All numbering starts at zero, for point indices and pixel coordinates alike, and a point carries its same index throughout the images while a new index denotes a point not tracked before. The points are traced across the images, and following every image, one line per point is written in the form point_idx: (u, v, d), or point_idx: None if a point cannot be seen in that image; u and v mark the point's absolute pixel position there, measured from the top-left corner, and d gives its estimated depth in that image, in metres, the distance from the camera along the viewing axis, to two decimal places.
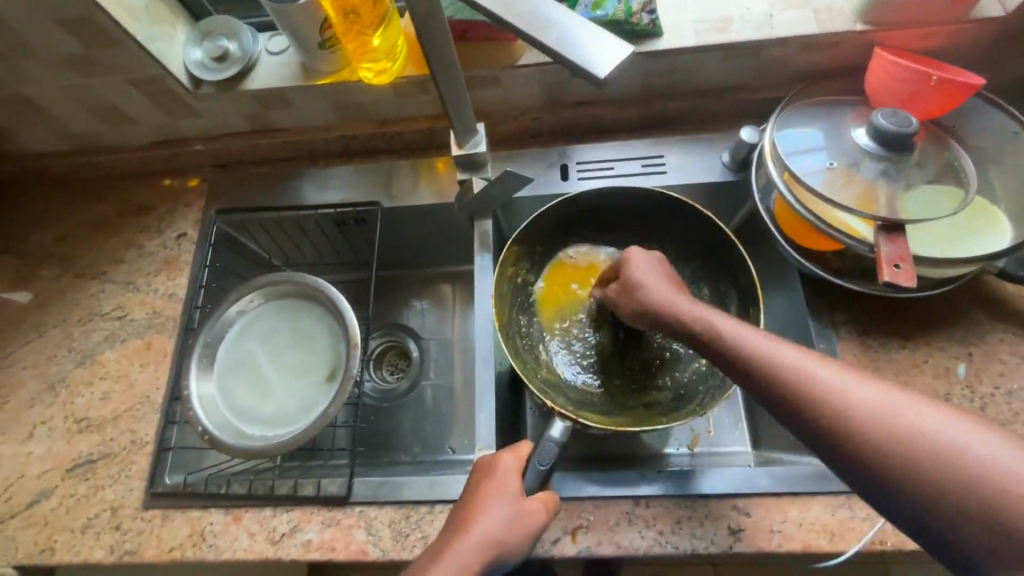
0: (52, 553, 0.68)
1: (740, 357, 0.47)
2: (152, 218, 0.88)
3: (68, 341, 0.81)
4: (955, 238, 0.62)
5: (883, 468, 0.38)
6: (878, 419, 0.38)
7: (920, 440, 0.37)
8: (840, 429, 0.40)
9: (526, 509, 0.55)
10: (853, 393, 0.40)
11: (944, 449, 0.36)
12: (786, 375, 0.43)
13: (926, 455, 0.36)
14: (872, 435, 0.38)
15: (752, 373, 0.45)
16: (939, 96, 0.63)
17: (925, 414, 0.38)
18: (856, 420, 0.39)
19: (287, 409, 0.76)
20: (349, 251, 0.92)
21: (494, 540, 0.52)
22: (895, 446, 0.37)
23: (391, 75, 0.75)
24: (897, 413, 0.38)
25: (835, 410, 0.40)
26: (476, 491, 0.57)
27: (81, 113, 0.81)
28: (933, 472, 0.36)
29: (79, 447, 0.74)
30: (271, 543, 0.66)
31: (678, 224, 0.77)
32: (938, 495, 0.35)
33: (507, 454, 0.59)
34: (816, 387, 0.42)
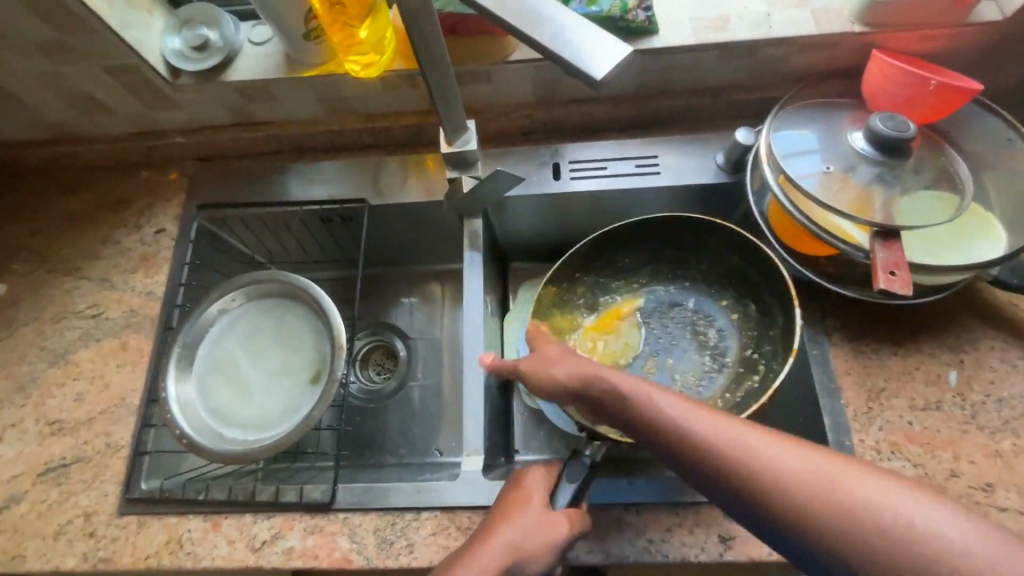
0: (22, 561, 0.66)
1: (683, 444, 0.44)
2: (130, 212, 0.84)
3: (40, 340, 0.78)
4: (950, 244, 0.61)
5: (840, 551, 0.37)
6: (823, 500, 0.38)
7: (863, 517, 0.37)
8: (792, 514, 0.39)
9: (548, 524, 0.54)
10: (797, 474, 0.40)
11: (886, 522, 0.37)
12: (733, 460, 0.42)
13: (881, 534, 0.36)
14: (825, 518, 0.38)
15: (696, 459, 0.43)
16: (935, 101, 0.62)
17: (861, 486, 0.38)
18: (804, 503, 0.39)
19: (270, 413, 0.73)
20: (336, 248, 0.90)
21: (513, 546, 0.52)
22: (849, 528, 0.37)
23: (379, 69, 0.72)
24: (852, 493, 0.38)
25: (786, 493, 0.39)
26: (504, 499, 0.57)
27: (54, 102, 0.78)
28: (890, 553, 0.36)
29: (52, 450, 0.71)
30: (251, 551, 0.64)
31: (709, 244, 0.75)
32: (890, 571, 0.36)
33: (537, 466, 0.59)
34: (763, 469, 0.41)
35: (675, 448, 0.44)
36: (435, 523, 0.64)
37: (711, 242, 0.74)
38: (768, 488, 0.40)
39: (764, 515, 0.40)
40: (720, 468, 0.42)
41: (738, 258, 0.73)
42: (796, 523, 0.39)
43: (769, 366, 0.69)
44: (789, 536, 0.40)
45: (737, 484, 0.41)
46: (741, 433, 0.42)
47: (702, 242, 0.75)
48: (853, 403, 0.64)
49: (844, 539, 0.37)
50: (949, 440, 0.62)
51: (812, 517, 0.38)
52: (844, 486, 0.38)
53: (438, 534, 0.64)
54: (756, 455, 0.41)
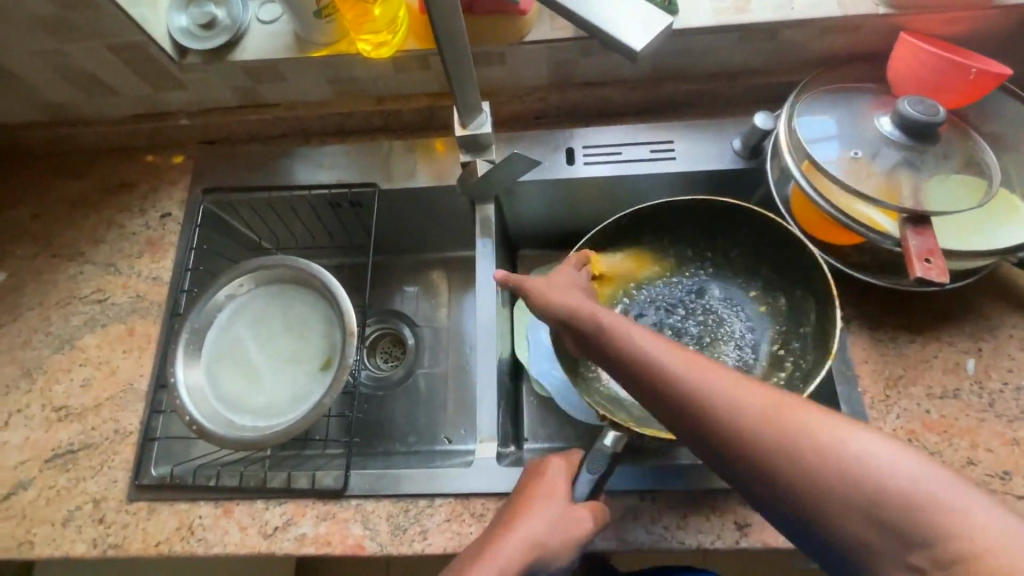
0: (30, 547, 0.65)
1: (650, 373, 0.44)
2: (135, 195, 0.83)
3: (45, 325, 0.76)
4: (974, 228, 0.60)
5: (791, 486, 0.37)
6: (779, 433, 0.38)
7: (818, 451, 0.37)
8: (746, 444, 0.39)
9: (574, 515, 0.53)
10: (756, 407, 0.40)
11: (840, 457, 0.36)
12: (695, 392, 0.42)
13: (834, 469, 0.36)
14: (783, 452, 0.38)
15: (658, 389, 0.43)
16: (967, 87, 0.61)
17: (822, 424, 0.38)
18: (761, 435, 0.39)
19: (280, 400, 0.72)
20: (343, 234, 0.89)
21: (538, 542, 0.49)
22: (804, 464, 0.37)
23: (392, 49, 0.71)
24: (809, 429, 0.38)
25: (745, 427, 0.39)
26: (521, 493, 0.55)
27: (55, 81, 0.76)
28: (840, 490, 0.36)
29: (60, 436, 0.71)
30: (264, 537, 0.64)
31: (742, 233, 0.74)
32: (835, 502, 0.36)
33: (555, 459, 0.58)
34: (724, 402, 0.40)
35: (641, 378, 0.44)
36: (449, 510, 0.64)
37: (743, 232, 0.73)
38: (719, 416, 0.40)
39: (720, 447, 0.40)
40: (682, 398, 0.42)
41: (772, 252, 0.72)
42: (750, 455, 0.39)
43: (796, 364, 0.68)
44: (739, 468, 0.40)
45: (696, 414, 0.41)
46: (707, 368, 0.42)
47: (734, 232, 0.74)
48: (870, 391, 0.64)
49: (796, 473, 0.37)
50: (967, 428, 0.61)
51: (769, 451, 0.38)
52: (804, 423, 0.38)
53: (452, 521, 0.63)
54: (709, 384, 0.41)
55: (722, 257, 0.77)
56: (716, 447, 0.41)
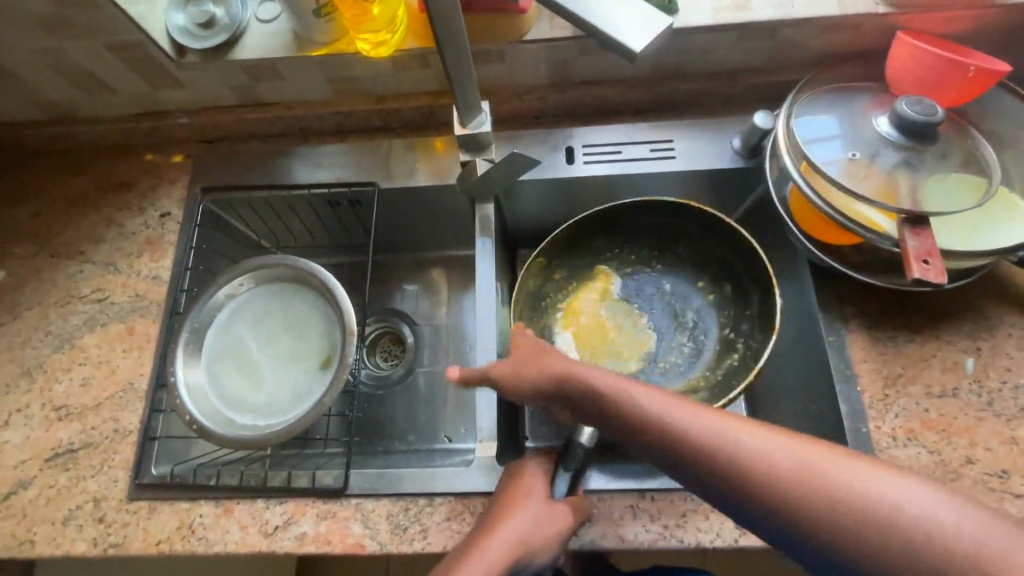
0: (31, 545, 0.65)
1: (675, 441, 0.44)
2: (134, 194, 0.83)
3: (44, 325, 0.76)
4: (974, 228, 0.60)
5: (819, 534, 0.39)
6: (815, 489, 0.39)
7: (857, 504, 0.38)
8: (786, 506, 0.40)
9: (554, 512, 0.56)
10: (787, 464, 0.40)
11: (879, 507, 0.38)
12: (727, 459, 0.42)
13: (877, 522, 0.37)
14: (803, 501, 0.39)
15: (673, 451, 0.44)
16: (966, 86, 0.61)
17: (855, 474, 0.39)
18: (799, 494, 0.39)
19: (280, 399, 0.73)
20: (342, 233, 0.88)
21: (524, 538, 0.54)
22: (824, 509, 0.39)
23: (391, 48, 0.71)
24: (843, 481, 0.39)
25: (765, 481, 0.40)
26: (504, 491, 0.58)
27: (54, 80, 0.76)
28: (866, 533, 0.37)
29: (60, 435, 0.71)
30: (264, 536, 0.64)
31: (686, 231, 0.76)
32: (885, 556, 0.37)
33: (534, 456, 0.61)
34: (739, 458, 0.41)
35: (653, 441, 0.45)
36: (448, 509, 0.64)
37: (687, 225, 0.76)
38: (756, 481, 0.41)
39: (744, 503, 0.41)
40: (704, 458, 0.43)
41: (714, 241, 0.75)
42: (774, 507, 0.40)
43: (747, 345, 0.71)
44: (766, 520, 0.41)
45: (716, 475, 0.42)
46: (731, 430, 0.43)
47: (675, 224, 0.76)
48: (869, 390, 0.64)
49: (821, 521, 0.39)
50: (965, 427, 0.61)
51: (791, 502, 0.40)
52: (839, 477, 0.39)
53: (451, 519, 0.64)
54: (738, 448, 0.42)
55: (669, 250, 0.79)
56: (741, 504, 0.42)
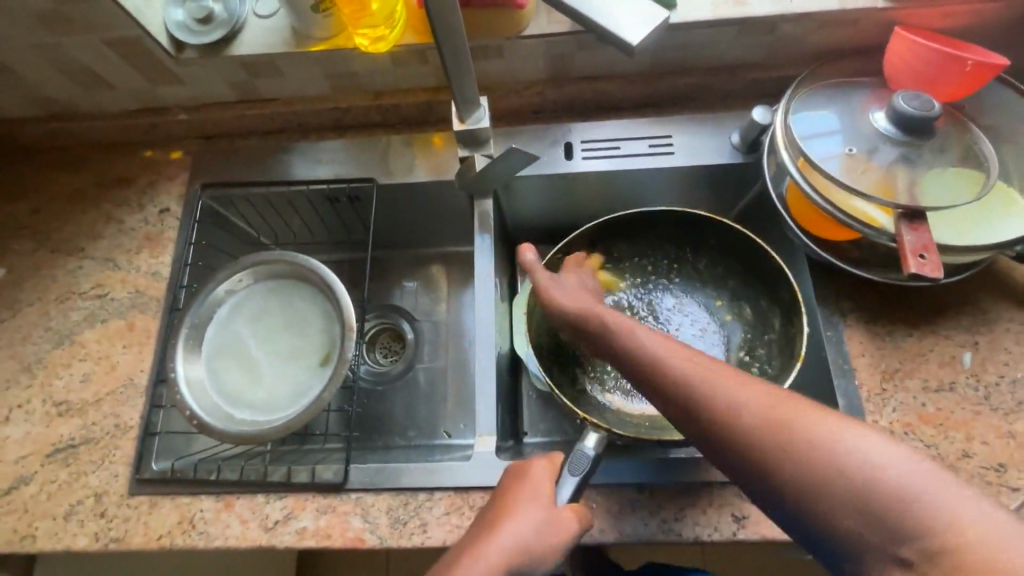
0: (33, 540, 0.65)
1: (656, 374, 0.46)
2: (133, 191, 0.83)
3: (44, 321, 0.76)
4: (971, 222, 0.61)
5: (791, 484, 0.39)
6: (777, 431, 0.40)
7: (815, 450, 0.38)
8: (747, 444, 0.41)
9: (558, 517, 0.52)
10: (754, 407, 0.41)
11: (835, 455, 0.37)
12: (699, 394, 0.43)
13: (831, 469, 0.37)
14: (763, 442, 0.40)
15: (662, 389, 0.45)
16: (965, 80, 0.61)
17: (819, 424, 0.39)
18: (760, 434, 0.40)
19: (279, 395, 0.73)
20: (341, 229, 0.88)
21: (525, 548, 0.49)
22: (780, 452, 0.39)
23: (390, 43, 0.70)
24: (805, 428, 0.39)
25: (730, 418, 0.42)
26: (504, 495, 0.54)
27: (53, 76, 0.76)
28: (840, 488, 0.37)
29: (60, 431, 0.71)
30: (264, 531, 0.64)
31: (709, 244, 0.77)
32: (833, 501, 0.37)
33: (539, 460, 0.56)
34: (725, 402, 0.42)
35: (647, 377, 0.46)
36: (448, 503, 0.64)
37: (711, 242, 0.77)
38: (722, 417, 0.42)
39: (723, 445, 0.42)
40: (678, 391, 0.44)
41: (737, 260, 0.76)
42: (751, 453, 0.40)
43: (763, 370, 0.71)
44: (742, 465, 0.41)
45: (703, 417, 0.43)
46: (709, 371, 0.44)
47: (698, 240, 0.78)
48: (867, 384, 0.64)
49: (796, 472, 0.38)
50: (962, 421, 0.62)
51: (769, 448, 0.40)
52: (803, 425, 0.39)
53: (451, 514, 0.64)
54: (711, 386, 0.43)
55: (690, 267, 0.79)
56: (719, 446, 0.42)
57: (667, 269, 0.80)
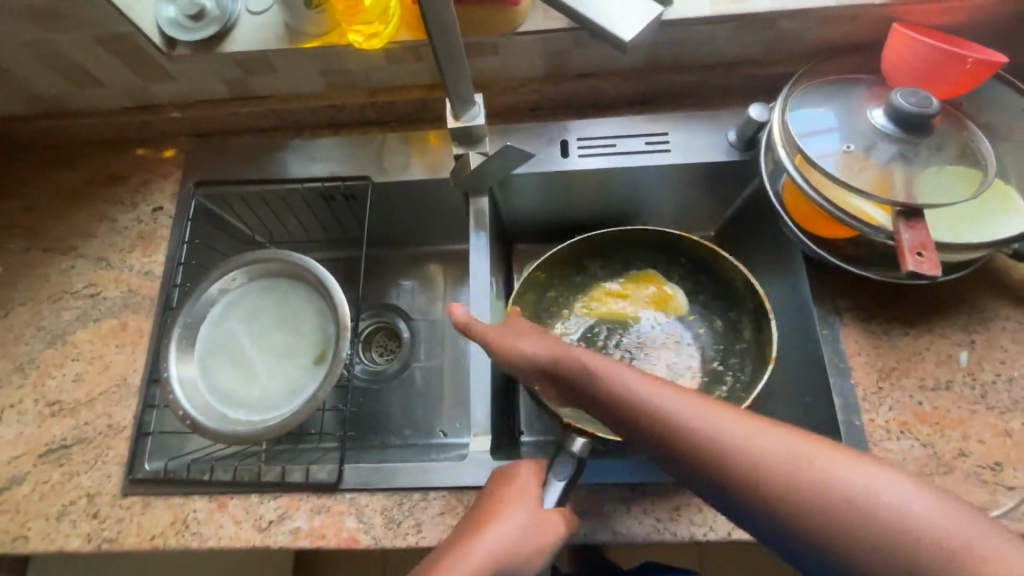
0: (26, 541, 0.65)
1: (651, 422, 0.41)
2: (126, 189, 0.82)
3: (36, 320, 0.76)
4: (968, 220, 0.60)
5: (804, 533, 0.36)
6: (792, 477, 0.37)
7: (834, 495, 0.35)
8: (760, 495, 0.37)
9: (545, 517, 0.52)
10: (763, 452, 0.38)
11: (855, 498, 0.35)
12: (702, 444, 0.39)
13: (853, 514, 0.35)
14: (779, 492, 0.37)
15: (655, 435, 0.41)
16: (963, 77, 0.61)
17: (833, 465, 0.36)
18: (775, 483, 0.37)
19: (273, 394, 0.72)
20: (337, 227, 0.88)
21: (513, 547, 0.48)
22: (798, 500, 0.36)
23: (384, 40, 0.70)
24: (821, 473, 0.36)
25: (739, 469, 0.38)
26: (492, 496, 0.53)
27: (43, 73, 0.75)
28: (856, 533, 0.35)
29: (53, 431, 0.70)
30: (258, 531, 0.64)
31: (683, 260, 0.77)
32: (860, 548, 0.35)
33: (526, 463, 0.56)
34: (729, 448, 0.38)
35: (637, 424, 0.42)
36: (443, 503, 0.64)
37: (683, 261, 0.77)
38: (730, 468, 0.38)
39: (727, 494, 0.38)
40: (679, 442, 0.40)
41: (708, 275, 0.76)
42: (757, 501, 0.37)
43: (734, 376, 0.72)
44: (748, 513, 0.38)
45: (710, 468, 0.38)
46: (709, 416, 0.40)
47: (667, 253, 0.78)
48: (863, 383, 0.64)
49: (809, 519, 0.36)
50: (958, 419, 0.62)
51: (776, 495, 0.37)
52: (817, 468, 0.36)
53: (446, 513, 0.64)
54: (713, 433, 0.39)
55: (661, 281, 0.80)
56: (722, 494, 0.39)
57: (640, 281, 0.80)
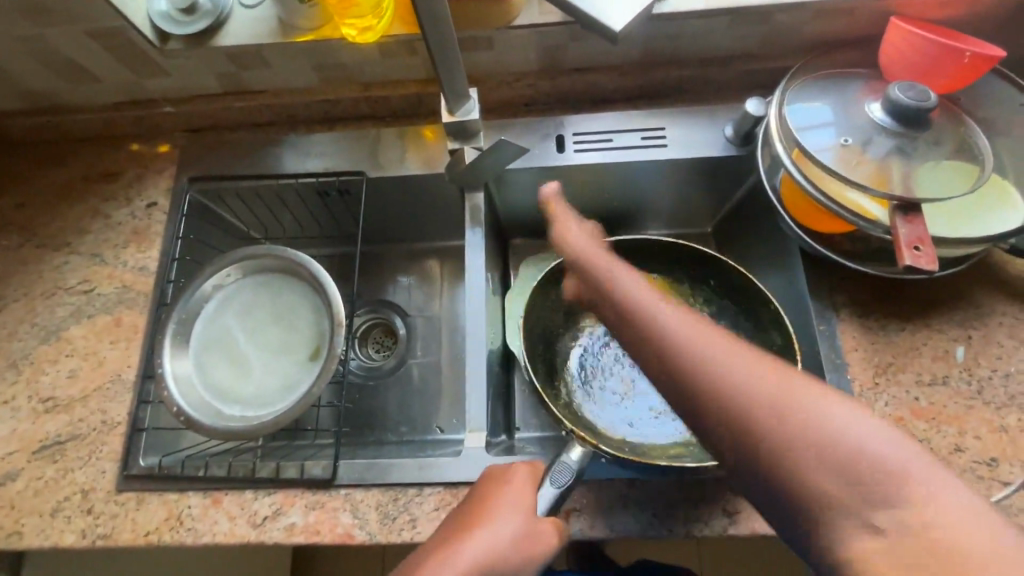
0: (20, 537, 0.65)
1: (641, 323, 0.45)
2: (120, 184, 0.82)
3: (30, 317, 0.76)
4: (967, 214, 0.60)
5: (758, 443, 0.36)
6: (753, 389, 0.37)
7: (788, 410, 0.36)
8: (717, 397, 0.38)
9: (536, 528, 0.51)
10: (734, 362, 0.39)
11: (809, 417, 0.35)
12: (678, 344, 0.41)
13: (802, 430, 0.35)
14: (736, 397, 0.37)
15: (649, 338, 0.43)
16: (961, 71, 0.61)
17: (799, 388, 0.37)
18: (734, 391, 0.38)
19: (268, 390, 0.72)
20: (332, 223, 0.87)
21: (500, 555, 0.48)
22: (753, 408, 0.37)
23: (378, 33, 0.70)
24: (783, 390, 0.37)
25: (705, 370, 0.39)
26: (483, 499, 0.53)
27: (35, 68, 0.74)
28: (800, 445, 0.35)
29: (47, 427, 0.70)
30: (252, 527, 0.64)
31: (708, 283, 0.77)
32: (802, 462, 0.35)
33: (520, 467, 0.56)
34: (702, 353, 0.40)
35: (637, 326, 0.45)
36: (438, 499, 0.64)
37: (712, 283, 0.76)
38: (696, 369, 0.40)
39: (694, 399, 0.39)
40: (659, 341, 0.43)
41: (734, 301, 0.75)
42: (723, 416, 0.38)
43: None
44: (701, 414, 0.39)
45: (677, 367, 0.41)
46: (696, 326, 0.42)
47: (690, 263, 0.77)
48: (860, 378, 0.64)
49: (772, 440, 0.36)
50: (955, 415, 0.61)
51: (732, 399, 0.38)
52: (783, 386, 0.37)
53: (441, 509, 0.63)
54: (691, 339, 0.41)
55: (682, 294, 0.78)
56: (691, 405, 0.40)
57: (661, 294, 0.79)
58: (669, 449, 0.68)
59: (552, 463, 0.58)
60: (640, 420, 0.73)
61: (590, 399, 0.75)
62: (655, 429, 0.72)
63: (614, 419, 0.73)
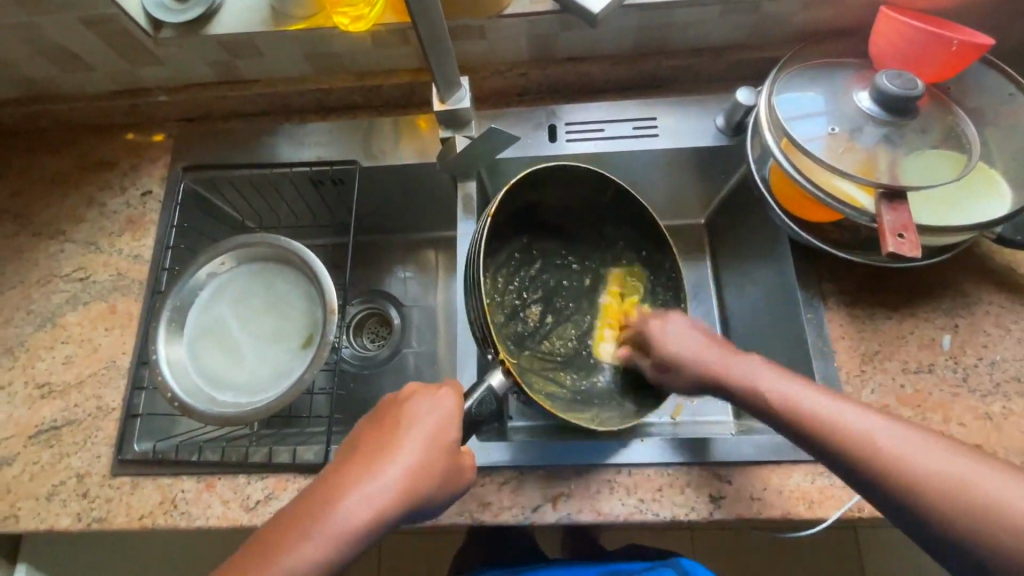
0: (16, 520, 0.66)
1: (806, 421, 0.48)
2: (115, 173, 0.82)
3: (26, 304, 0.76)
4: (953, 202, 0.60)
5: (958, 526, 0.41)
6: (937, 476, 0.42)
7: (974, 494, 0.41)
8: (909, 488, 0.43)
9: (455, 465, 0.50)
10: (913, 454, 0.43)
11: (991, 497, 0.40)
12: (854, 442, 0.45)
13: (989, 510, 0.40)
14: (925, 486, 0.42)
15: (772, 408, 0.50)
16: (950, 61, 0.61)
17: (975, 472, 0.42)
18: (923, 481, 0.42)
19: (260, 376, 0.73)
20: (327, 212, 0.88)
21: (413, 492, 0.47)
22: (944, 496, 0.41)
23: (369, 22, 0.70)
24: (963, 475, 0.42)
25: (889, 465, 0.44)
26: (397, 427, 0.50)
27: (31, 57, 0.75)
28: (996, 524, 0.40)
29: (43, 413, 0.71)
30: (245, 511, 0.65)
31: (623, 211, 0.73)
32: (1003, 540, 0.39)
33: (447, 390, 0.53)
34: (879, 447, 0.44)
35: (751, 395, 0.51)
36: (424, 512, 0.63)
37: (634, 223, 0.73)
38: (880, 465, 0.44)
39: (886, 490, 0.44)
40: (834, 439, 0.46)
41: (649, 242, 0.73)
42: (868, 471, 0.44)
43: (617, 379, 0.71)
44: (894, 502, 0.43)
45: (862, 464, 0.45)
46: (865, 420, 0.46)
47: (614, 222, 0.75)
48: (846, 366, 0.64)
49: (944, 510, 0.41)
50: (940, 402, 0.62)
51: (921, 490, 0.42)
52: (960, 472, 0.42)
53: None
54: (865, 434, 0.45)
55: (597, 252, 0.77)
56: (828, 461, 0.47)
57: (600, 260, 0.77)
58: (548, 384, 0.69)
59: (472, 390, 0.57)
60: (533, 348, 0.73)
61: (503, 312, 0.72)
62: (541, 369, 0.71)
63: (514, 337, 0.71)
